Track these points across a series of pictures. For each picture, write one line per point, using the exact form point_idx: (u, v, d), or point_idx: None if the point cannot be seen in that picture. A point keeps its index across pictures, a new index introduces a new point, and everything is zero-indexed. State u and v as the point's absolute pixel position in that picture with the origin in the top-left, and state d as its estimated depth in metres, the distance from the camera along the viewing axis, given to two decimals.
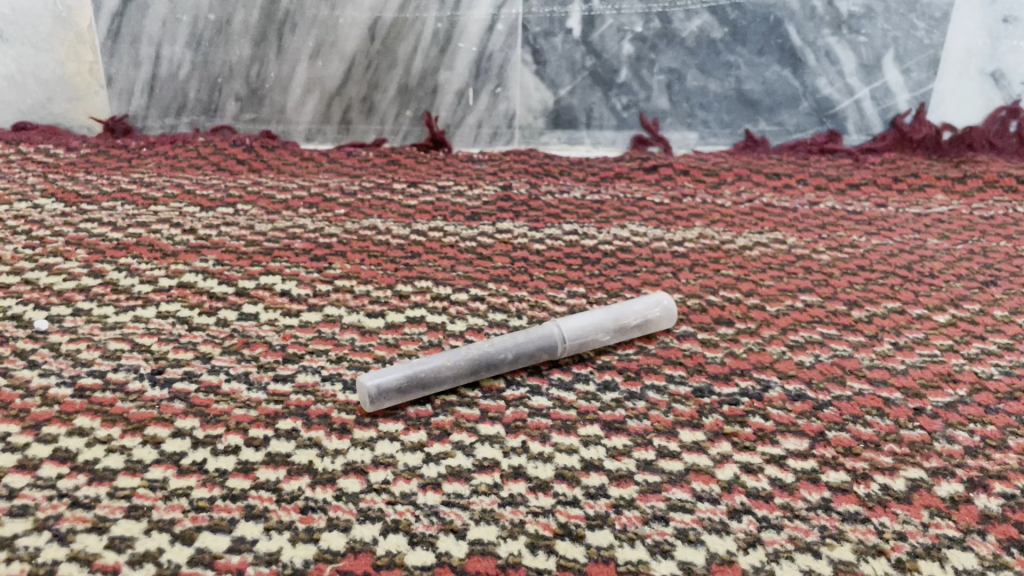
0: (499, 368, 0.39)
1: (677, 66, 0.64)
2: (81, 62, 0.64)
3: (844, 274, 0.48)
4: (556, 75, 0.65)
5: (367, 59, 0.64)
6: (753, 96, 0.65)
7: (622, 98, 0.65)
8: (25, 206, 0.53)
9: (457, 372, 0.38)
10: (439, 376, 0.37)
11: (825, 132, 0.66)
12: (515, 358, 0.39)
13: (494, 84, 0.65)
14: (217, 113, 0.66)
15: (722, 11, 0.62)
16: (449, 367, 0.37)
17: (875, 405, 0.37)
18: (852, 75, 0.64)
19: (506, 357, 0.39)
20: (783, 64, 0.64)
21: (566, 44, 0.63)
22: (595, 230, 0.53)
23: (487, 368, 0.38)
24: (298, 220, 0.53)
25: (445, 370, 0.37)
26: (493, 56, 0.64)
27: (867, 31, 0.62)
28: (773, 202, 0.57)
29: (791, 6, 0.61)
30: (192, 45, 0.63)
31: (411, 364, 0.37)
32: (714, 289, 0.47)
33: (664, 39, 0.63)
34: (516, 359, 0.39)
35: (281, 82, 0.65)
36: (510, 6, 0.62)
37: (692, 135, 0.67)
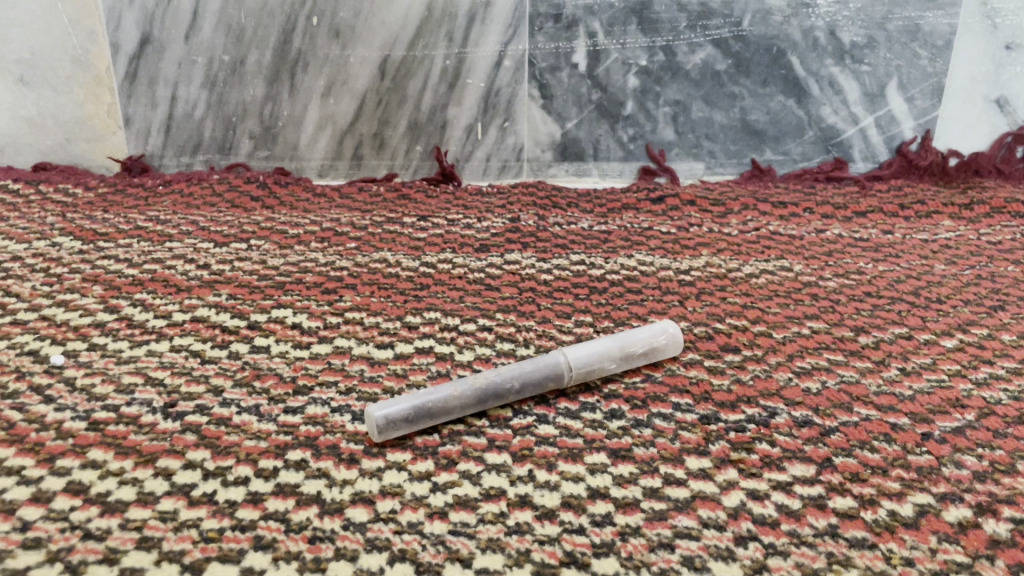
0: (505, 399, 0.39)
1: (682, 98, 0.65)
2: (99, 105, 0.65)
3: (850, 300, 0.48)
4: (562, 108, 0.66)
5: (378, 97, 0.65)
6: (758, 126, 0.65)
7: (628, 130, 0.66)
8: (44, 245, 0.54)
9: (465, 402, 0.38)
10: (447, 407, 0.38)
11: (831, 160, 0.66)
12: (521, 389, 0.39)
13: (502, 118, 0.66)
14: (232, 151, 0.67)
15: (726, 43, 0.63)
16: (456, 398, 0.38)
17: (882, 430, 0.37)
18: (857, 104, 0.64)
19: (512, 387, 0.39)
20: (787, 94, 0.64)
21: (572, 78, 0.64)
22: (603, 260, 0.54)
23: (494, 397, 0.39)
24: (310, 254, 0.54)
25: (453, 399, 0.38)
26: (500, 91, 0.65)
27: (869, 60, 0.63)
28: (780, 230, 0.58)
29: (794, 37, 0.62)
30: (207, 85, 0.64)
31: (419, 394, 0.38)
32: (721, 317, 0.47)
33: (668, 72, 0.64)
34: (522, 389, 0.39)
35: (293, 119, 0.66)
36: (516, 42, 0.63)
37: (699, 166, 0.67)
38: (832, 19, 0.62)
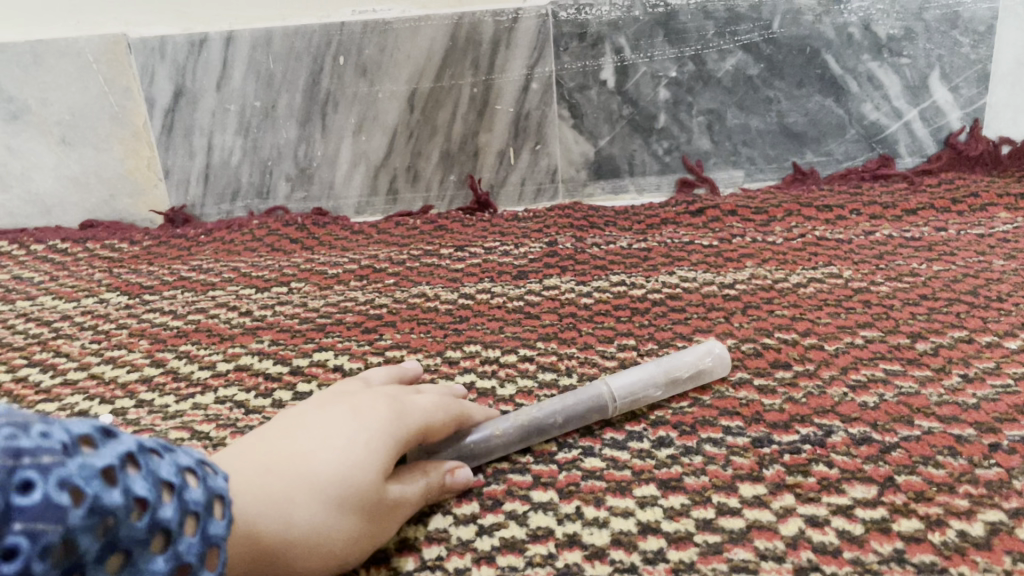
0: (552, 434, 0.38)
1: (716, 106, 0.63)
2: (139, 159, 0.67)
3: (905, 305, 0.47)
4: (594, 126, 0.65)
5: (409, 130, 0.65)
6: (797, 128, 0.64)
7: (663, 143, 0.65)
8: (92, 302, 0.56)
9: (508, 441, 0.37)
10: (489, 447, 0.37)
11: (876, 158, 0.64)
12: (568, 423, 0.38)
13: (534, 141, 0.65)
14: (270, 195, 0.68)
15: (757, 47, 0.61)
16: (499, 437, 0.37)
17: (946, 444, 0.36)
18: (898, 98, 0.62)
19: (555, 422, 0.38)
20: (824, 94, 0.62)
21: (601, 96, 0.64)
22: (644, 279, 0.53)
23: (539, 433, 0.38)
24: (349, 293, 0.54)
25: (497, 436, 0.37)
26: (530, 114, 0.64)
27: (908, 52, 0.61)
28: (827, 235, 0.56)
29: (827, 35, 0.60)
30: (242, 132, 0.65)
31: (460, 432, 0.37)
32: (769, 331, 0.45)
33: (700, 81, 0.63)
34: (568, 422, 0.38)
35: (328, 159, 0.66)
36: (542, 64, 0.63)
37: (739, 173, 0.66)
38: (866, 14, 0.60)
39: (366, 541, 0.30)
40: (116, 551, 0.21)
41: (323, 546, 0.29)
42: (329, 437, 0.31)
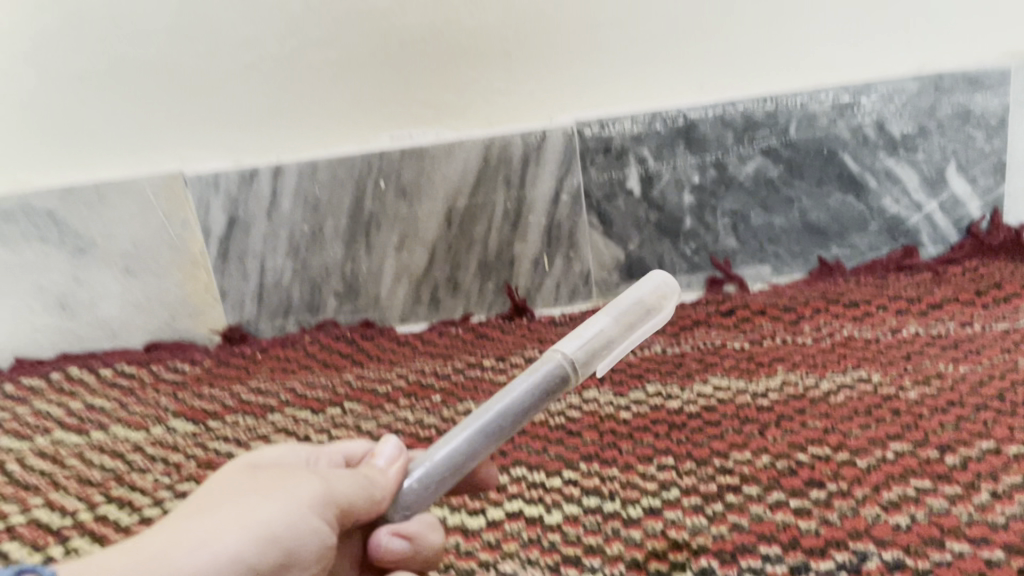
0: (524, 424, 0.39)
1: (740, 207, 0.66)
2: (197, 282, 0.71)
3: (934, 413, 0.48)
4: (623, 231, 0.68)
5: (448, 244, 0.69)
6: (820, 224, 0.66)
7: (690, 244, 0.67)
8: (161, 430, 0.59)
9: (487, 441, 0.37)
10: (473, 453, 0.37)
11: (900, 248, 0.66)
12: (537, 410, 0.39)
13: (567, 248, 0.69)
14: (320, 309, 0.72)
15: (776, 152, 0.64)
16: (480, 444, 0.37)
17: (977, 567, 0.37)
18: (918, 191, 0.64)
19: (524, 412, 0.38)
20: (845, 190, 0.65)
21: (629, 203, 0.67)
22: (679, 388, 0.55)
23: (511, 427, 0.38)
24: (400, 413, 0.58)
25: (473, 443, 0.37)
26: (562, 223, 0.68)
27: (923, 149, 0.63)
28: (855, 334, 0.58)
29: (843, 137, 0.63)
30: (292, 253, 0.70)
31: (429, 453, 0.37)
32: (802, 446, 0.47)
33: (723, 185, 0.65)
34: (535, 410, 0.39)
35: (373, 274, 0.70)
36: (571, 177, 0.66)
37: (766, 268, 0.68)
38: (879, 115, 0.62)
39: (233, 534, 0.29)
40: None
41: (162, 559, 0.27)
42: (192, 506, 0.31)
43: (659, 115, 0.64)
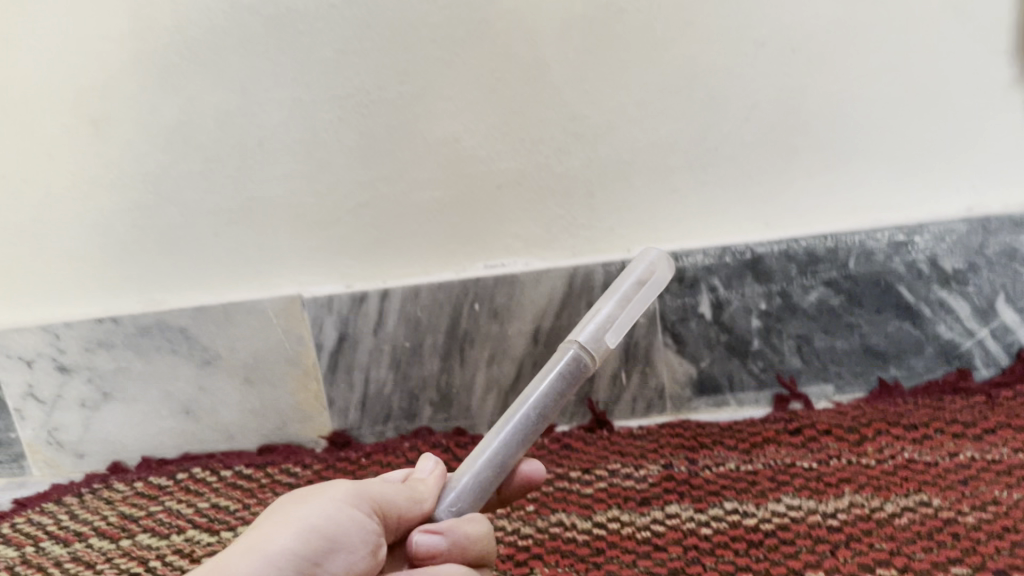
0: (555, 412, 0.50)
1: (805, 331, 0.72)
2: (308, 391, 0.79)
3: (991, 539, 0.53)
4: (696, 350, 0.74)
5: (534, 359, 0.76)
6: (879, 348, 0.72)
7: (758, 363, 0.73)
8: None
9: (521, 440, 0.48)
10: (511, 452, 0.48)
11: (955, 371, 0.71)
12: (561, 397, 0.50)
13: (643, 364, 0.75)
14: (416, 416, 0.79)
15: (836, 283, 0.71)
16: (514, 443, 0.48)
17: None
18: (969, 319, 0.70)
19: (544, 408, 0.49)
20: (901, 318, 0.71)
21: (701, 326, 0.73)
22: (754, 506, 0.61)
23: (539, 419, 0.49)
24: (498, 522, 0.64)
25: (509, 441, 0.48)
26: (639, 342, 0.74)
27: (973, 283, 0.69)
28: (915, 456, 0.63)
29: (898, 271, 0.70)
30: (394, 366, 0.77)
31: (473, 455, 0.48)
32: (872, 567, 0.52)
33: (788, 311, 0.72)
34: (557, 399, 0.50)
35: (465, 385, 0.77)
36: (648, 300, 0.73)
37: (829, 386, 0.73)
38: (931, 252, 0.69)
39: (289, 526, 0.39)
40: None
41: (238, 554, 0.38)
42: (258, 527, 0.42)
43: (729, 248, 0.71)
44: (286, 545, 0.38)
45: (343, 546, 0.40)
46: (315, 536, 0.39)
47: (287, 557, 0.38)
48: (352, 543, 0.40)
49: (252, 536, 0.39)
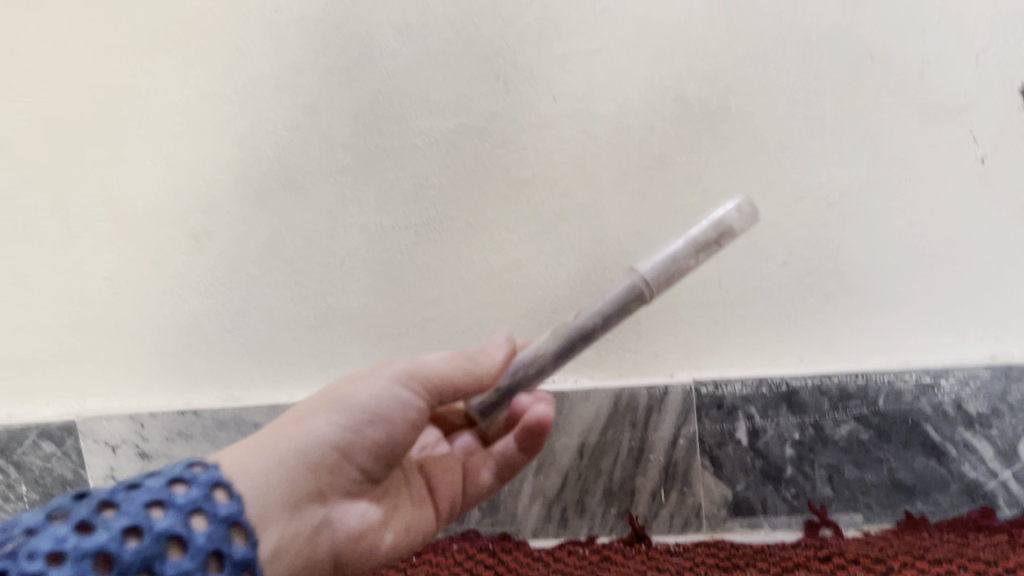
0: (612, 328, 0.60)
1: (836, 462, 0.77)
2: None
3: None
4: (732, 474, 0.79)
5: (578, 472, 0.81)
6: (907, 482, 0.76)
7: (791, 490, 0.78)
8: None
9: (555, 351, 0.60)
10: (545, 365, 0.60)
11: (978, 508, 0.75)
12: (614, 316, 0.59)
13: (681, 484, 0.79)
14: (465, 519, 0.83)
15: (866, 419, 0.76)
16: (551, 351, 0.60)
17: None
18: (993, 460, 0.74)
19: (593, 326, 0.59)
20: (928, 455, 0.75)
21: (737, 451, 0.78)
22: None
23: (584, 334, 0.60)
24: None
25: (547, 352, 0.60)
26: (678, 463, 0.79)
27: (997, 426, 0.74)
28: None
29: (925, 411, 0.75)
30: None
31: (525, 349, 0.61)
32: None
33: (820, 442, 0.77)
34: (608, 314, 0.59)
35: (513, 492, 0.82)
36: (688, 425, 0.78)
37: (858, 516, 0.78)
38: (957, 395, 0.74)
39: (334, 408, 0.57)
40: (165, 540, 0.45)
41: (293, 424, 0.56)
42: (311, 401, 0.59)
43: (765, 380, 0.77)
44: (335, 422, 0.57)
45: (382, 427, 0.58)
46: (359, 415, 0.57)
47: (335, 430, 0.56)
48: (392, 417, 0.59)
49: (319, 403, 0.58)
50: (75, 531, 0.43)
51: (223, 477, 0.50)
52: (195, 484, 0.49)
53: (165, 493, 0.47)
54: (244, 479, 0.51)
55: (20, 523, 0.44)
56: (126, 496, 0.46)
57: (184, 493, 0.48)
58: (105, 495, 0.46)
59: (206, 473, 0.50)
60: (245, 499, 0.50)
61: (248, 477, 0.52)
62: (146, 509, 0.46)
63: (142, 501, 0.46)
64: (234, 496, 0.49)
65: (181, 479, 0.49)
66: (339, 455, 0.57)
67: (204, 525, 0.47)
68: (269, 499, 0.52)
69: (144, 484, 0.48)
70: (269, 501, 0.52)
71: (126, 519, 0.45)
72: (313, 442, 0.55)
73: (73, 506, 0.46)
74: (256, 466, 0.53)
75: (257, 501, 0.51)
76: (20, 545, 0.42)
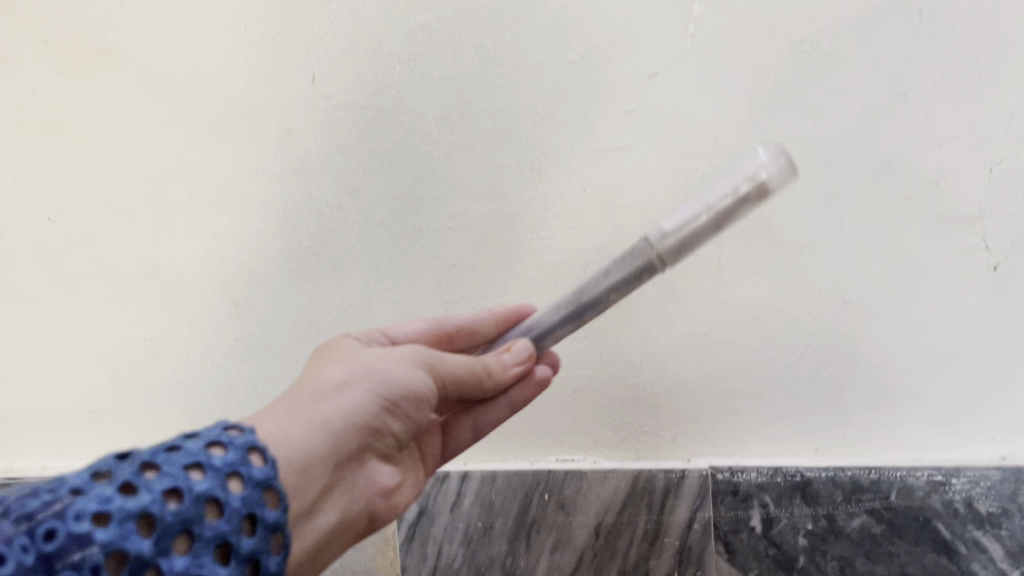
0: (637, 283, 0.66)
1: (847, 553, 0.78)
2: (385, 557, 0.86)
3: None
4: (745, 561, 0.80)
5: (594, 551, 0.83)
6: None
7: None
8: None
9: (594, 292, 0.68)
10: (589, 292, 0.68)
11: None
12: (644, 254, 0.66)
13: (695, 568, 0.81)
14: None
15: (878, 512, 0.77)
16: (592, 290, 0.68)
17: None
18: (1003, 560, 0.75)
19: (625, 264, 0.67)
20: (938, 551, 0.76)
21: (751, 537, 0.79)
22: None
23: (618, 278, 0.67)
24: None
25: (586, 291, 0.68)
26: (693, 546, 0.81)
27: (1007, 526, 0.75)
28: None
29: (936, 507, 0.76)
30: (465, 543, 0.85)
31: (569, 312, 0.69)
32: None
33: (833, 533, 0.78)
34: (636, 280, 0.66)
35: (528, 568, 0.84)
36: (703, 509, 0.80)
37: None
38: (968, 493, 0.76)
39: (365, 379, 0.63)
40: (204, 505, 0.47)
41: (327, 384, 0.62)
42: (340, 364, 0.65)
43: (780, 469, 0.79)
44: (365, 394, 0.62)
45: (406, 398, 0.64)
46: (386, 387, 0.63)
47: (365, 400, 0.62)
48: (412, 400, 0.65)
49: (348, 377, 0.63)
50: (120, 493, 0.46)
51: (260, 441, 0.53)
52: (231, 447, 0.51)
53: (203, 455, 0.50)
54: (284, 447, 0.56)
55: (67, 482, 0.46)
56: (168, 457, 0.49)
57: (222, 457, 0.50)
58: (147, 454, 0.49)
59: (241, 437, 0.53)
60: (283, 469, 0.55)
61: (289, 445, 0.56)
62: (187, 473, 0.48)
63: (183, 464, 0.49)
64: (268, 460, 0.52)
65: (219, 442, 0.52)
66: (371, 424, 0.63)
67: (240, 488, 0.50)
68: (310, 462, 0.57)
69: (183, 446, 0.51)
70: (312, 467, 0.57)
71: (167, 480, 0.47)
72: (345, 411, 0.61)
73: (118, 465, 0.48)
74: (296, 435, 0.57)
75: (300, 460, 0.56)
76: (67, 504, 0.44)
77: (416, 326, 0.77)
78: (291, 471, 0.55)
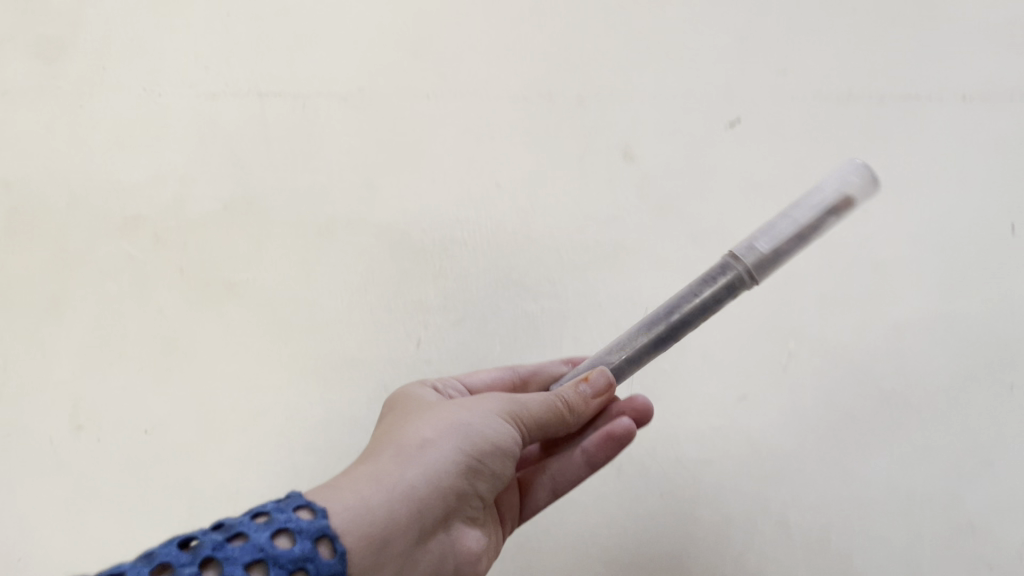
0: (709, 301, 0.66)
1: None
2: None
3: None
4: None
5: None
6: None
7: None
8: None
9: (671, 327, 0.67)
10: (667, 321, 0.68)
11: None
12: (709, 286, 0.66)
13: None
14: None
15: None
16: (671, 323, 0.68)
17: None
18: None
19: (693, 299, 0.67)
20: None
21: None
22: None
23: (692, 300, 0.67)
24: None
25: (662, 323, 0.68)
26: None
27: None
28: None
29: None
30: None
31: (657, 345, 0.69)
32: None
33: None
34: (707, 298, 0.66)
35: None
36: None
37: None
38: None
39: (453, 430, 0.63)
40: None
41: (415, 443, 0.62)
42: (423, 419, 0.64)
43: None
44: (452, 450, 0.62)
45: (490, 454, 0.64)
46: (470, 443, 0.62)
47: (452, 455, 0.61)
48: (500, 447, 0.64)
49: (430, 437, 0.62)
50: None
51: (332, 529, 0.52)
52: (300, 537, 0.50)
53: (270, 550, 0.49)
54: (366, 516, 0.54)
55: None
56: (232, 552, 0.48)
57: (289, 550, 0.49)
58: (209, 547, 0.48)
59: (311, 523, 0.51)
60: (368, 541, 0.54)
61: (369, 514, 0.55)
62: (249, 572, 0.47)
63: (245, 560, 0.47)
64: (337, 552, 0.51)
65: (287, 531, 0.50)
66: (454, 485, 0.62)
67: None
68: (396, 525, 0.56)
69: (249, 534, 0.49)
70: (396, 534, 0.56)
71: None
72: (431, 472, 0.60)
73: (177, 555, 0.47)
74: (375, 500, 0.56)
75: (388, 523, 0.56)
76: None
77: (492, 375, 0.78)
78: (370, 544, 0.54)
